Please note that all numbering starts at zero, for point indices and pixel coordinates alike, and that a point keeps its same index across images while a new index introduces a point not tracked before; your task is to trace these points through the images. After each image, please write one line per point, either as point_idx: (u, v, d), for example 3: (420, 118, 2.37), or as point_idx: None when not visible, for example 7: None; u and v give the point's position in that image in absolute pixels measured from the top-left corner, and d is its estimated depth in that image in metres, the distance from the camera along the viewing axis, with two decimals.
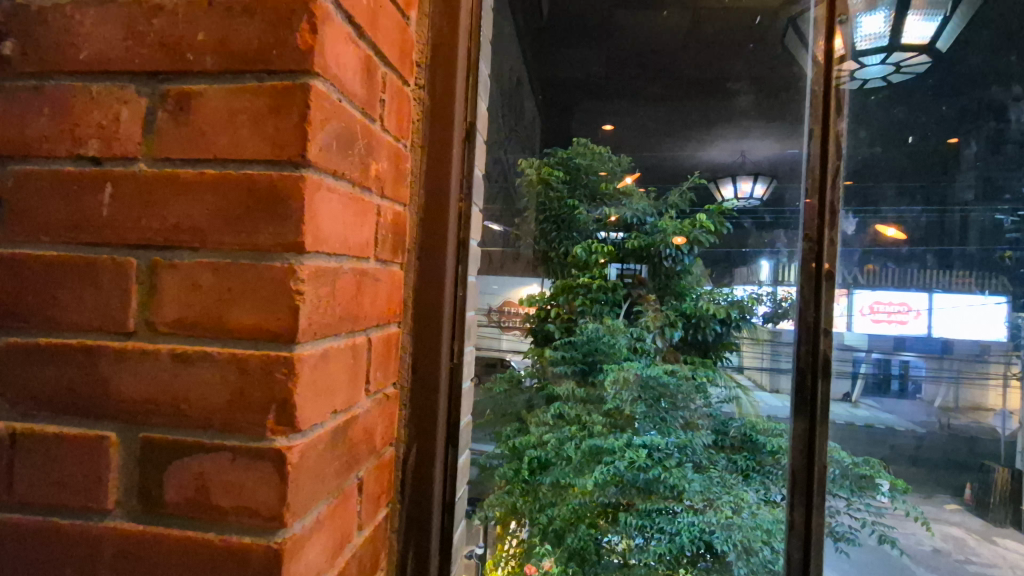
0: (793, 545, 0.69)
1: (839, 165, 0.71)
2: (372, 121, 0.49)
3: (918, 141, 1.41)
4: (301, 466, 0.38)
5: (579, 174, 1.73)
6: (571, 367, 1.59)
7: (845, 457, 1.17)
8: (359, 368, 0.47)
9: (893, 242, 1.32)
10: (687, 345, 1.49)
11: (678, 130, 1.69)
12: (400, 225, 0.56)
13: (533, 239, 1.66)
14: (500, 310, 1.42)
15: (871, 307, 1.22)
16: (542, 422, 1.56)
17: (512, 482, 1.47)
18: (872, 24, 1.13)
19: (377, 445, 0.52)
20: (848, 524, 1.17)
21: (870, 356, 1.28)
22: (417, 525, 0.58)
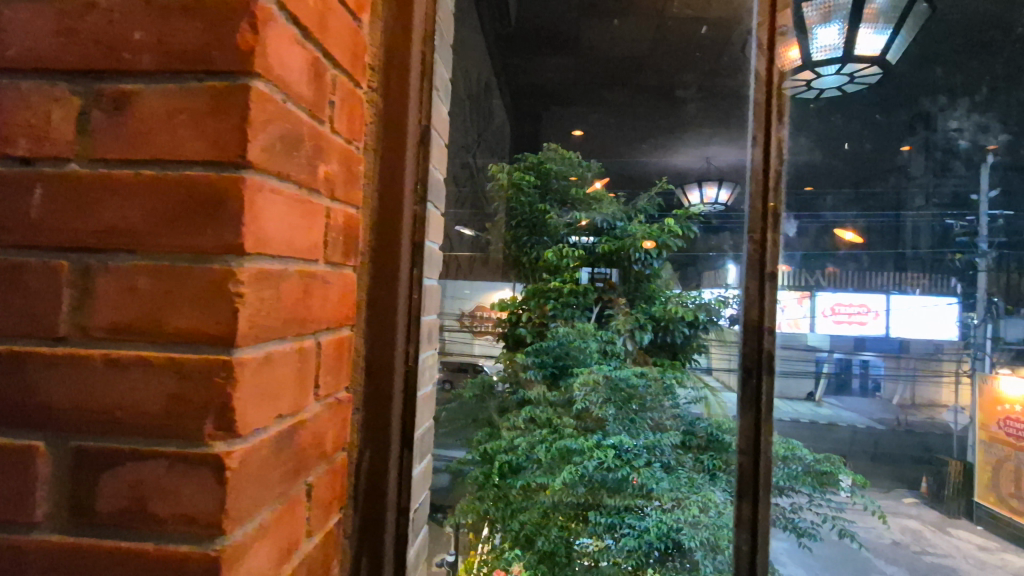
0: (742, 537, 0.71)
1: (781, 170, 0.73)
2: (321, 123, 0.49)
3: (851, 148, 1.51)
4: (241, 472, 0.37)
5: (550, 179, 1.75)
6: (542, 371, 1.60)
7: (806, 455, 1.20)
8: (307, 372, 0.47)
9: (851, 245, 1.42)
10: (656, 348, 1.52)
11: (641, 137, 1.85)
12: (353, 227, 0.55)
13: (501, 245, 1.72)
14: (470, 316, 1.48)
15: (833, 309, 1.31)
16: (514, 426, 1.57)
17: (484, 488, 1.49)
18: (828, 36, 1.20)
19: (327, 449, 0.51)
20: (811, 519, 1.21)
21: (833, 356, 1.35)
22: (371, 529, 0.57)
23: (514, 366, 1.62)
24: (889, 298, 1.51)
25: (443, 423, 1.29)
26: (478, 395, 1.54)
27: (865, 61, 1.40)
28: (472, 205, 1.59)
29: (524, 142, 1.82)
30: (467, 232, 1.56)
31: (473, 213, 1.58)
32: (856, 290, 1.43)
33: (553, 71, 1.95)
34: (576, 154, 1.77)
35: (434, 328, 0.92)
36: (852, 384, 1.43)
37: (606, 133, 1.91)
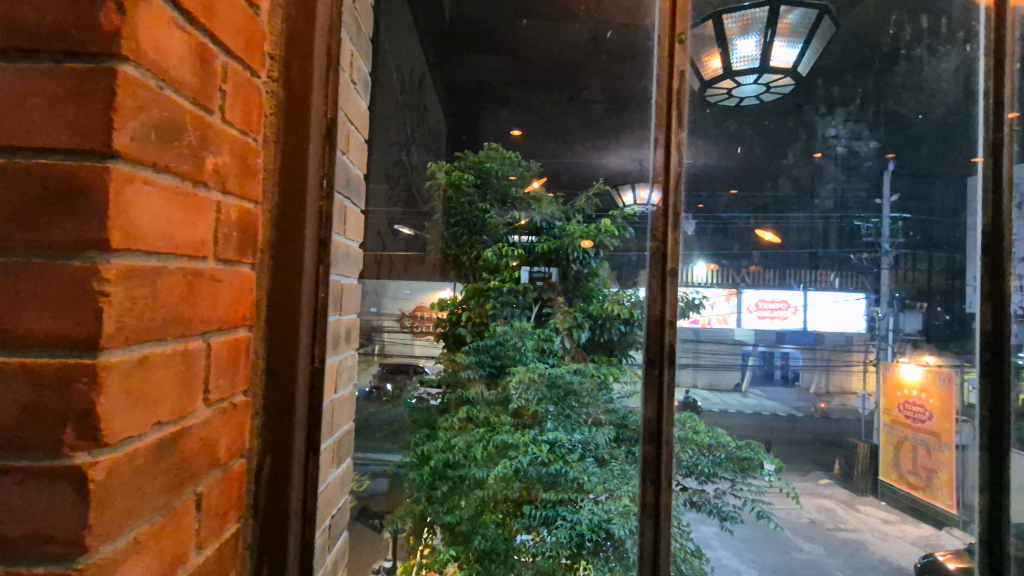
0: (646, 523, 0.77)
1: (680, 173, 0.81)
2: (208, 111, 0.46)
3: (745, 152, 1.59)
4: (110, 485, 0.35)
5: (490, 178, 1.72)
6: (479, 371, 1.58)
7: (730, 443, 1.44)
8: (194, 374, 0.44)
9: (772, 245, 1.59)
10: (594, 346, 1.48)
11: (569, 137, 1.76)
12: (250, 222, 0.53)
13: (439, 242, 1.68)
14: (411, 316, 1.51)
15: (756, 305, 1.52)
16: (450, 426, 1.56)
17: (419, 490, 1.52)
18: (747, 48, 1.50)
19: (220, 456, 0.49)
20: (733, 503, 1.43)
21: (756, 350, 1.51)
22: (272, 535, 0.55)
23: (456, 363, 1.58)
24: (808, 294, 1.56)
25: (371, 431, 1.34)
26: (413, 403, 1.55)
27: (779, 71, 1.62)
28: (404, 203, 1.63)
29: (459, 140, 1.77)
30: (405, 232, 1.61)
31: (407, 212, 1.63)
32: (776, 287, 1.57)
33: (490, 70, 1.92)
34: (518, 154, 1.72)
35: (351, 327, 0.90)
36: (774, 374, 1.52)
37: (541, 127, 1.84)
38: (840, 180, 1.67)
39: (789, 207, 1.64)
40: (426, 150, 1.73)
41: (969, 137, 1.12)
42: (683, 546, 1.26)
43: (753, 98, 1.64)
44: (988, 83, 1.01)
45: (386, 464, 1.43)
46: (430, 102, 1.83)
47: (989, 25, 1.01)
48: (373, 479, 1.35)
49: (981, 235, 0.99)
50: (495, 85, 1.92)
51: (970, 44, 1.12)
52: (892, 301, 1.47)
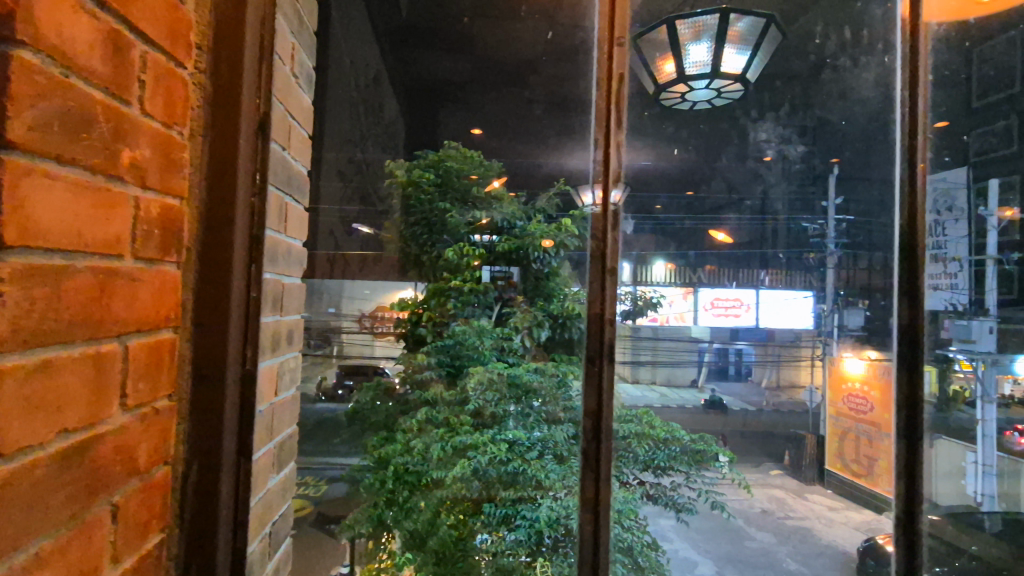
0: (586, 518, 0.86)
1: (618, 172, 0.91)
2: (124, 103, 0.44)
3: (682, 154, 1.67)
4: (7, 499, 0.33)
5: (450, 178, 1.67)
6: (439, 371, 1.56)
7: (685, 437, 1.51)
8: (107, 378, 0.42)
9: (723, 246, 1.70)
10: (553, 345, 1.48)
11: (523, 133, 1.70)
12: (172, 219, 0.51)
13: (398, 241, 1.64)
14: (371, 316, 1.53)
15: (712, 303, 1.60)
16: (407, 429, 1.53)
17: (378, 494, 1.52)
18: (700, 54, 1.58)
19: (140, 464, 0.47)
20: (688, 496, 1.50)
21: (711, 346, 1.63)
22: (200, 542, 0.55)
23: (417, 364, 1.56)
24: (761, 292, 1.64)
25: (321, 436, 1.39)
26: (372, 406, 1.55)
27: (730, 78, 1.65)
28: (360, 201, 1.62)
29: (418, 138, 1.73)
30: (365, 230, 1.61)
31: (363, 211, 1.61)
32: (731, 286, 1.64)
33: (450, 70, 1.88)
34: (480, 153, 1.67)
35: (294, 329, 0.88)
36: (728, 369, 1.66)
37: (499, 121, 1.78)
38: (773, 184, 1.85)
39: (722, 210, 1.80)
40: (382, 148, 1.71)
41: (891, 143, 1.19)
42: (638, 538, 1.38)
43: (705, 101, 1.70)
44: (904, 93, 1.09)
45: (342, 468, 1.45)
46: (387, 99, 1.82)
47: (904, 37, 1.10)
48: (325, 485, 1.38)
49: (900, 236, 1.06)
50: (455, 85, 1.85)
51: (890, 56, 1.20)
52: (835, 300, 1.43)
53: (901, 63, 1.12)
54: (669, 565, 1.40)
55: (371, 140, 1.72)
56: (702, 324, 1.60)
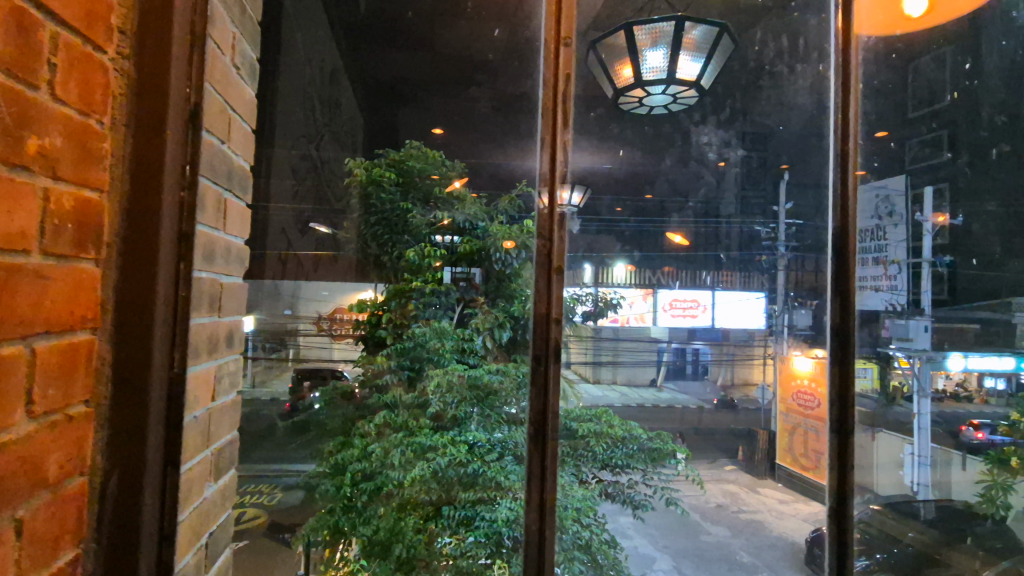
0: (533, 517, 0.87)
1: (564, 170, 0.92)
2: (33, 88, 0.43)
3: (626, 154, 1.74)
4: None
5: (412, 178, 1.64)
6: (399, 373, 1.53)
7: (641, 434, 1.55)
8: (10, 380, 0.41)
9: (679, 246, 1.73)
10: (514, 346, 1.45)
11: (479, 127, 1.68)
12: (89, 212, 0.50)
13: (357, 241, 1.60)
14: (328, 317, 1.52)
15: (670, 304, 1.65)
16: (366, 433, 1.50)
17: (334, 501, 1.48)
18: (657, 60, 1.63)
19: (49, 475, 0.46)
20: (644, 493, 1.51)
21: (671, 347, 1.76)
22: (120, 558, 0.54)
23: (377, 368, 1.52)
24: (716, 294, 1.71)
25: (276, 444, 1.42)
26: (327, 410, 1.54)
27: (687, 84, 1.67)
28: (313, 201, 1.60)
29: (376, 136, 1.69)
30: (323, 229, 1.59)
31: (317, 208, 1.59)
32: (687, 287, 1.70)
33: (403, 63, 1.86)
34: (443, 153, 1.63)
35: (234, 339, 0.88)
36: (686, 368, 1.79)
37: (451, 116, 1.76)
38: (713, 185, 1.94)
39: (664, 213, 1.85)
40: (339, 146, 1.70)
41: (823, 148, 1.26)
42: (596, 534, 1.42)
43: (663, 108, 1.76)
44: (838, 98, 1.13)
45: (298, 475, 1.48)
46: (344, 95, 1.80)
47: (837, 47, 1.14)
48: (280, 492, 1.41)
49: (831, 237, 1.11)
50: (413, 81, 1.81)
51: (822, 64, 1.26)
52: (785, 300, 1.49)
53: (835, 68, 1.15)
54: (627, 561, 1.44)
55: (327, 138, 1.70)
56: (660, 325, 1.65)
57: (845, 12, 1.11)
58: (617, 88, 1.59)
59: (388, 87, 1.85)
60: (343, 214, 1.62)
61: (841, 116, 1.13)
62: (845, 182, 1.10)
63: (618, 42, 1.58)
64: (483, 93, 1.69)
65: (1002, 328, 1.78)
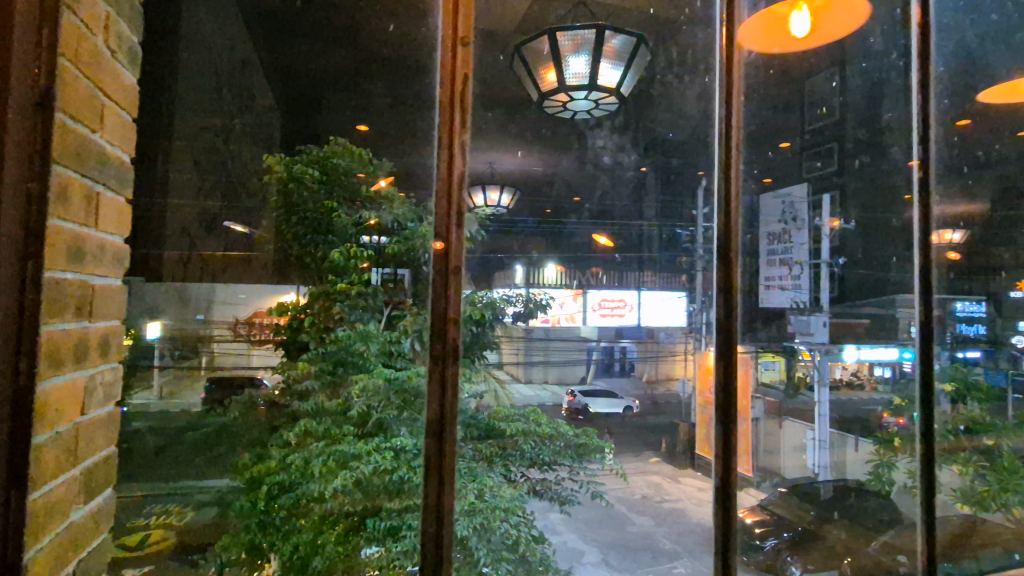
0: (429, 521, 0.86)
1: (464, 170, 0.92)
2: None
3: (522, 154, 1.71)
4: None
5: (337, 175, 1.53)
6: (320, 379, 1.43)
7: (567, 431, 1.55)
8: None
9: (603, 248, 2.05)
10: None
11: (387, 121, 1.64)
12: None
13: (274, 240, 1.51)
14: (246, 322, 1.45)
15: (600, 304, 1.84)
16: (283, 444, 1.41)
17: (248, 518, 1.38)
18: (580, 66, 1.69)
19: None
20: (571, 488, 1.51)
21: (599, 346, 2.11)
22: None
23: (297, 374, 1.42)
24: (640, 294, 2.02)
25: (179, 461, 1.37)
26: (240, 421, 1.44)
27: (607, 91, 1.74)
28: (222, 197, 1.58)
29: (296, 133, 1.63)
30: (238, 229, 1.53)
31: (226, 206, 1.57)
32: (612, 287, 1.93)
33: (326, 58, 1.88)
34: (368, 151, 1.55)
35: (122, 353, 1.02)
36: (616, 367, 2.25)
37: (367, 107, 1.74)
38: (608, 186, 2.13)
39: (569, 217, 2.07)
40: (251, 140, 1.70)
41: (709, 153, 1.36)
42: (524, 530, 1.40)
43: (587, 112, 1.84)
44: (722, 110, 1.20)
45: (209, 492, 1.42)
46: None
47: (721, 64, 1.22)
48: (190, 511, 1.38)
49: (715, 237, 1.18)
50: (337, 78, 1.87)
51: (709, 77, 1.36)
52: (702, 300, 1.56)
53: (719, 82, 1.23)
54: (555, 557, 1.42)
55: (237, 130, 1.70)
56: (590, 323, 1.82)
57: (725, 32, 1.20)
58: (540, 91, 1.73)
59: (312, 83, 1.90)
60: (257, 211, 1.55)
61: (724, 127, 1.20)
62: (726, 187, 1.17)
63: (541, 47, 1.67)
64: (400, 89, 1.66)
65: (887, 323, 1.95)
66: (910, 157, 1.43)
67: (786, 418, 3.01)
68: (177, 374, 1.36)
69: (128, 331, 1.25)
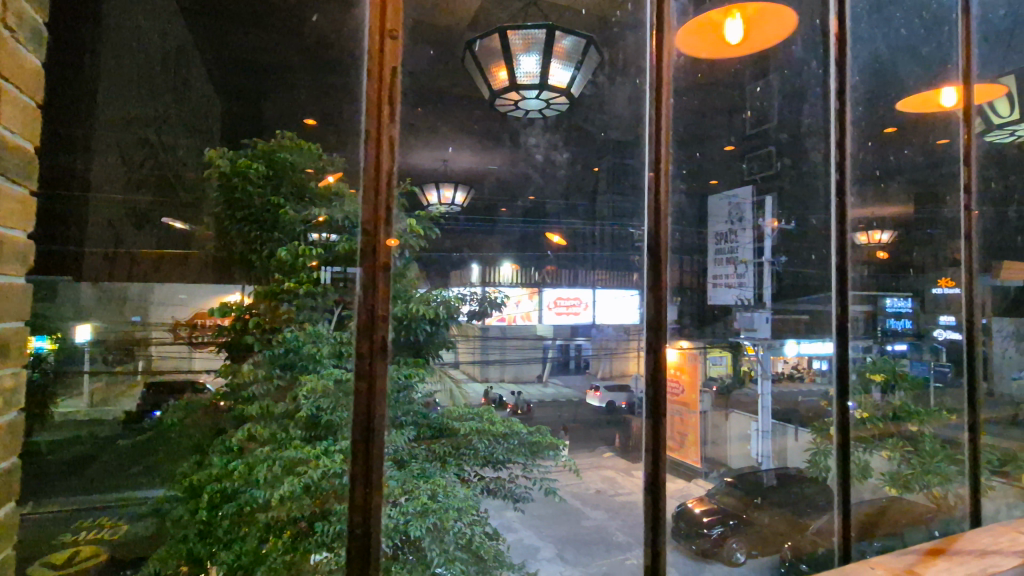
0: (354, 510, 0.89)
1: (391, 164, 0.96)
2: None
3: (452, 152, 1.84)
4: None
5: (285, 171, 1.49)
6: (265, 383, 1.37)
7: (521, 430, 1.55)
8: None
9: (557, 245, 2.15)
10: (397, 347, 1.40)
11: (320, 115, 1.60)
12: None
13: (215, 237, 1.42)
14: (187, 324, 1.36)
15: (554, 303, 1.98)
16: (226, 450, 1.34)
17: (187, 527, 1.31)
18: (531, 65, 1.70)
19: None
20: (524, 485, 1.52)
21: (554, 343, 2.20)
22: None
23: (240, 377, 1.36)
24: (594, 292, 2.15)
25: (109, 475, 1.27)
26: (178, 427, 1.33)
27: (557, 90, 1.76)
28: (154, 189, 1.40)
29: (236, 129, 1.58)
30: (177, 226, 1.41)
31: (158, 201, 1.39)
32: (568, 287, 2.08)
33: (264, 47, 1.83)
34: (318, 145, 1.49)
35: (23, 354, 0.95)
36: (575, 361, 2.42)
37: (302, 103, 1.73)
38: (540, 183, 2.11)
39: (525, 217, 2.11)
40: (186, 133, 1.53)
41: (639, 152, 1.41)
42: (479, 530, 1.38)
43: (538, 111, 1.86)
44: (653, 109, 1.26)
45: (147, 502, 1.32)
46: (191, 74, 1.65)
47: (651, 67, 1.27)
48: (125, 524, 1.29)
49: (646, 242, 1.22)
50: (278, 68, 1.83)
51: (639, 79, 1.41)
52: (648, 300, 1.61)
53: (651, 83, 1.28)
54: (509, 552, 1.45)
55: (174, 121, 1.52)
56: (546, 322, 1.93)
57: (656, 35, 1.25)
58: (491, 89, 1.75)
59: (252, 70, 1.83)
60: (197, 205, 1.44)
61: (655, 126, 1.25)
62: (657, 183, 1.22)
63: (493, 44, 1.68)
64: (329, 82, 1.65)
65: (820, 318, 2.06)
66: (828, 160, 1.53)
67: (731, 410, 3.16)
68: (107, 381, 1.24)
69: (53, 335, 1.17)
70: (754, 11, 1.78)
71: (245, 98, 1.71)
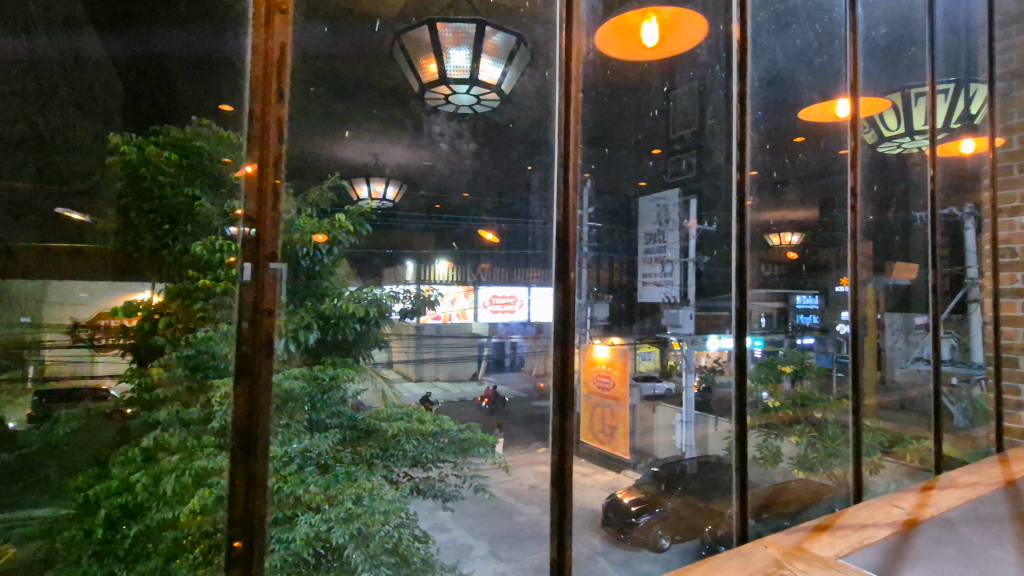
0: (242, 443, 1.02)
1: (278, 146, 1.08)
2: None
3: (353, 134, 1.64)
4: None
5: (199, 159, 1.32)
6: (176, 387, 1.23)
7: (450, 426, 1.54)
8: None
9: (490, 243, 1.99)
10: (323, 347, 1.33)
11: (211, 88, 1.37)
12: None
13: (117, 227, 1.25)
14: (89, 324, 1.20)
15: (490, 300, 1.84)
16: (128, 460, 1.20)
17: (79, 550, 1.17)
18: (462, 59, 1.68)
19: None
20: (455, 483, 1.50)
21: (491, 343, 2.10)
22: None
23: (148, 382, 1.21)
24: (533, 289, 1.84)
25: None
26: (70, 440, 1.17)
27: (488, 87, 1.76)
28: (36, 174, 1.23)
29: (145, 108, 1.35)
30: (74, 216, 1.23)
31: (42, 186, 1.23)
32: (504, 284, 1.92)
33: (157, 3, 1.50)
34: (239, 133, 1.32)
35: None
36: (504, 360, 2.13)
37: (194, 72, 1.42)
38: (446, 172, 2.03)
39: (462, 212, 1.97)
40: (78, 111, 1.30)
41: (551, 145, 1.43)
42: (405, 532, 1.38)
43: (470, 107, 1.86)
44: (562, 104, 1.32)
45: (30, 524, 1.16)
46: (89, 46, 1.38)
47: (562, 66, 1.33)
48: (10, 549, 1.14)
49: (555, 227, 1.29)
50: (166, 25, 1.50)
51: (549, 73, 1.45)
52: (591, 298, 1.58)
53: (561, 81, 1.34)
54: (439, 553, 1.45)
55: (64, 99, 1.30)
56: (483, 319, 1.81)
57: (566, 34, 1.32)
58: (421, 82, 1.73)
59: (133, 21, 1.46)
60: (95, 191, 1.26)
61: (564, 119, 1.32)
62: (566, 175, 1.30)
63: (422, 36, 1.65)
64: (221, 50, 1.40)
65: None
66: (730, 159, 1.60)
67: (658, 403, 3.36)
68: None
69: None
70: (673, 12, 1.86)
71: (149, 71, 1.44)
